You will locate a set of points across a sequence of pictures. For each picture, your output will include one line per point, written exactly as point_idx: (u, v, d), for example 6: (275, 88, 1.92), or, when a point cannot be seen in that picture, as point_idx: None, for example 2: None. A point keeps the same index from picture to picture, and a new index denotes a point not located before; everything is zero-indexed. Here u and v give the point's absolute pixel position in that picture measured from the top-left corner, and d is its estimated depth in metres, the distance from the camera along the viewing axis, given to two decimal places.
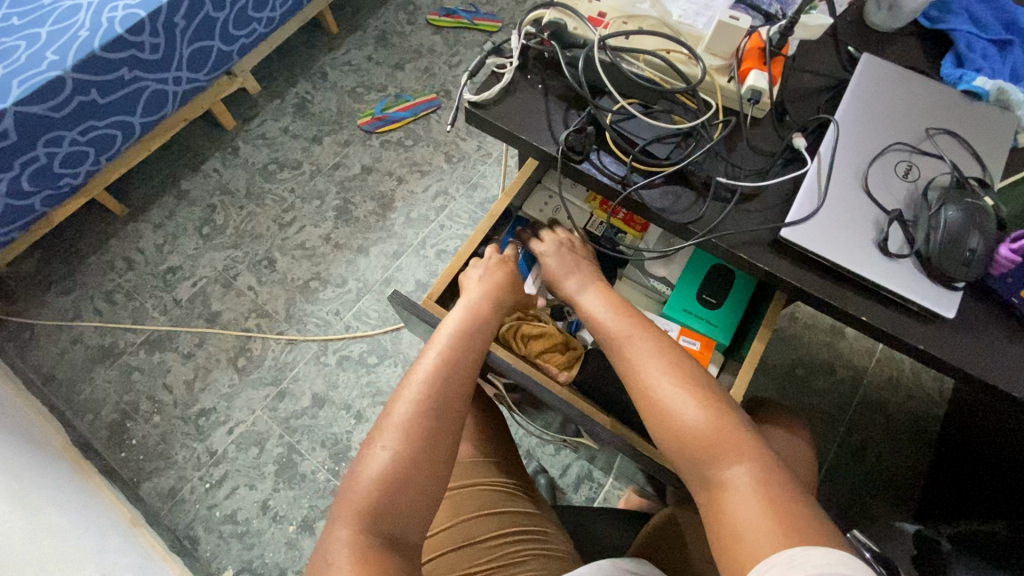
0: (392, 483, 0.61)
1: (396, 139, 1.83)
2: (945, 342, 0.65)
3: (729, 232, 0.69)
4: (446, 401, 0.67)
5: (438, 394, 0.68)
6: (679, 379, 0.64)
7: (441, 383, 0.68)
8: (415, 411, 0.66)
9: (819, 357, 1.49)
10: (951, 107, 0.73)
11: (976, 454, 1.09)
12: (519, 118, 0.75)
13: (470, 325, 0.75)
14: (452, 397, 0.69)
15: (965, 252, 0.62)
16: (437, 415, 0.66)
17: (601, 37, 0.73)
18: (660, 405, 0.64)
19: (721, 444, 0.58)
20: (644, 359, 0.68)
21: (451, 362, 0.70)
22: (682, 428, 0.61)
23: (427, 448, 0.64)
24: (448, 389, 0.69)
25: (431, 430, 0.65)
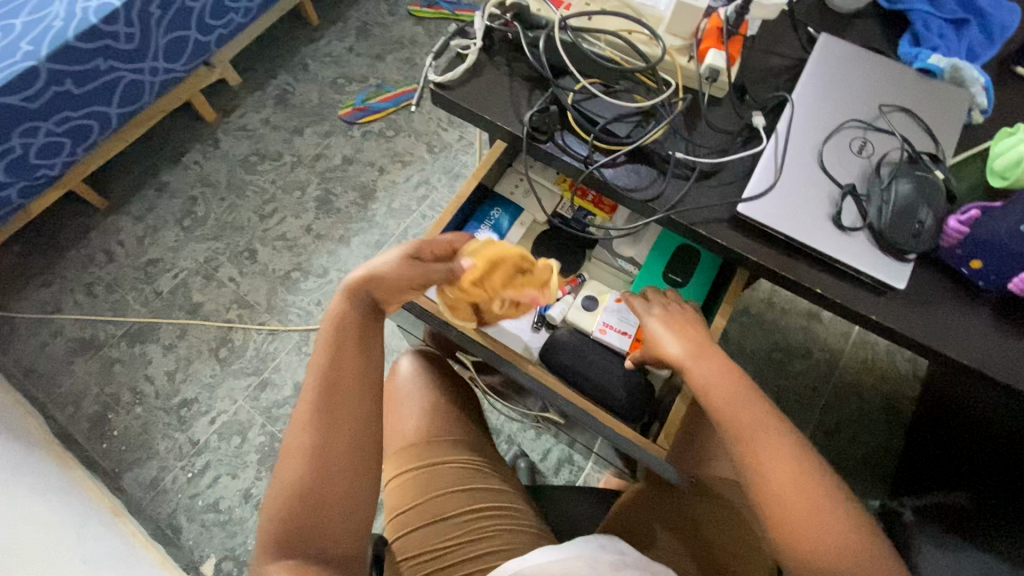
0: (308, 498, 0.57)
1: (377, 130, 1.83)
2: (896, 312, 0.66)
3: (689, 209, 0.71)
4: (341, 396, 0.61)
5: (338, 364, 0.62)
6: (806, 490, 0.61)
7: (343, 382, 0.62)
8: (310, 395, 0.61)
9: (795, 341, 1.51)
10: (906, 84, 0.74)
11: (950, 432, 1.11)
12: (483, 99, 0.76)
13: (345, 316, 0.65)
14: (348, 355, 0.63)
15: (915, 223, 0.64)
16: (337, 382, 0.62)
17: (562, 17, 0.74)
18: (793, 517, 0.60)
19: (850, 561, 0.58)
20: (764, 453, 0.63)
21: (344, 325, 0.64)
22: (818, 546, 0.59)
23: (333, 449, 0.59)
24: (345, 356, 0.63)
25: (334, 401, 0.61)
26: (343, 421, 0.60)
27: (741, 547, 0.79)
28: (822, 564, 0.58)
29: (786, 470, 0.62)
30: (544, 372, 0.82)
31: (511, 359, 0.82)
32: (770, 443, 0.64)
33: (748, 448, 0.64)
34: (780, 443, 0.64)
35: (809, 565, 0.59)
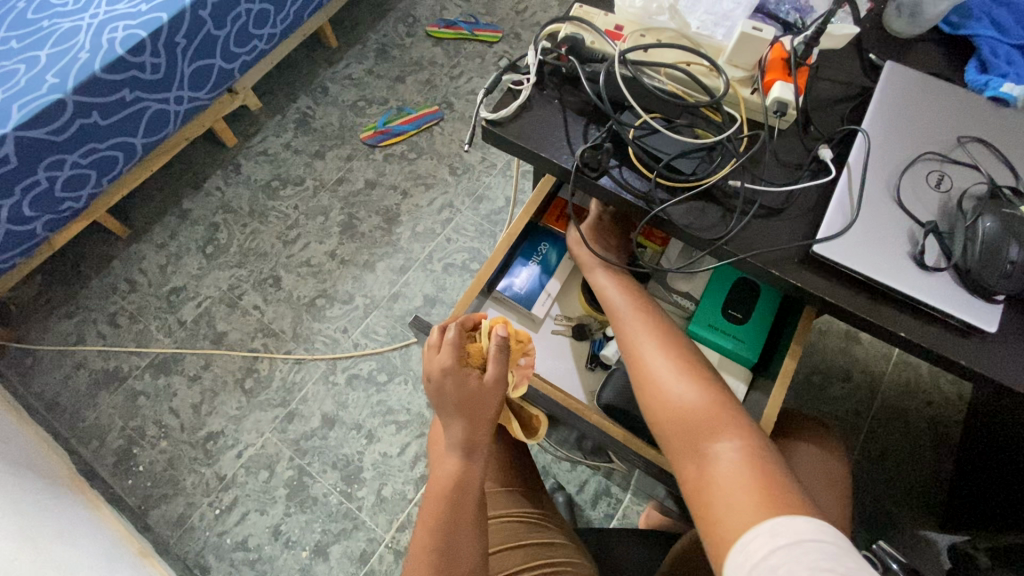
0: None
1: (399, 153, 1.82)
2: (985, 357, 0.63)
3: (761, 249, 0.67)
4: (458, 503, 0.69)
5: (451, 529, 0.67)
6: (675, 372, 0.67)
7: (463, 489, 0.70)
8: (430, 538, 0.67)
9: (835, 363, 1.46)
10: (979, 115, 0.71)
11: (1006, 463, 1.07)
12: (538, 134, 0.74)
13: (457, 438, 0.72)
14: (467, 513, 0.69)
15: (1005, 263, 0.60)
16: (455, 534, 0.67)
17: (621, 51, 0.71)
18: (661, 386, 0.67)
19: (711, 419, 0.62)
20: (644, 343, 0.72)
21: (463, 486, 0.70)
22: (674, 408, 0.64)
23: (452, 545, 0.66)
24: (461, 517, 0.68)
25: (452, 551, 0.66)
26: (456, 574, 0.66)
27: None
28: (686, 432, 0.63)
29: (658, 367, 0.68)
30: (608, 421, 0.77)
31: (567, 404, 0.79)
32: (645, 334, 0.72)
33: (625, 334, 0.73)
34: (658, 336, 0.72)
35: (678, 445, 0.63)
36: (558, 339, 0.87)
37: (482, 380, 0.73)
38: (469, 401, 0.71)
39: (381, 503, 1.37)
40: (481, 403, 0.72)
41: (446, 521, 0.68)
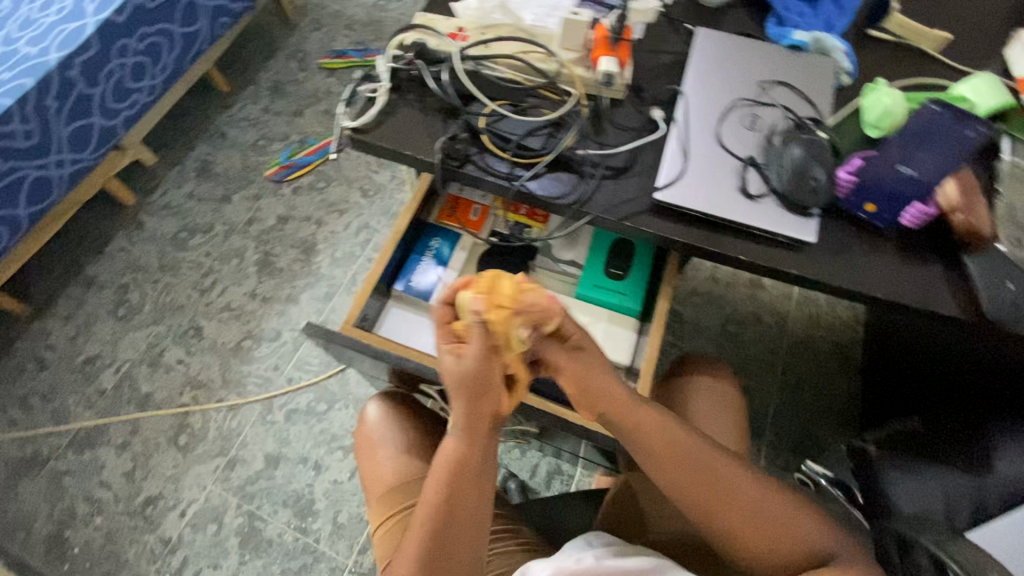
0: None
1: (307, 184, 1.83)
2: (809, 265, 0.71)
3: (614, 206, 0.75)
4: (458, 495, 0.60)
5: (449, 519, 0.59)
6: (727, 473, 0.65)
7: (464, 477, 0.60)
8: (428, 534, 0.58)
9: (745, 310, 1.57)
10: (779, 63, 0.81)
11: (904, 370, 1.20)
12: (400, 136, 0.78)
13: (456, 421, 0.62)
14: (462, 506, 0.60)
15: (811, 181, 0.70)
16: (450, 533, 0.59)
17: (460, 49, 0.78)
18: (734, 491, 0.64)
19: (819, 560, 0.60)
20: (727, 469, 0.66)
21: (462, 467, 0.60)
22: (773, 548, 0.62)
23: (448, 540, 0.58)
24: (460, 507, 0.60)
25: (450, 547, 0.58)
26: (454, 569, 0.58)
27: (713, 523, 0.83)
28: (768, 526, 0.62)
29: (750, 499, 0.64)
30: None
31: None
32: (689, 444, 0.67)
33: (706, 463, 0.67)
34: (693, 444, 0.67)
35: (763, 544, 0.62)
36: None
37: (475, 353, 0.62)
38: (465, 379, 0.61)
39: (338, 530, 1.35)
40: (478, 382, 0.62)
41: (435, 520, 0.59)
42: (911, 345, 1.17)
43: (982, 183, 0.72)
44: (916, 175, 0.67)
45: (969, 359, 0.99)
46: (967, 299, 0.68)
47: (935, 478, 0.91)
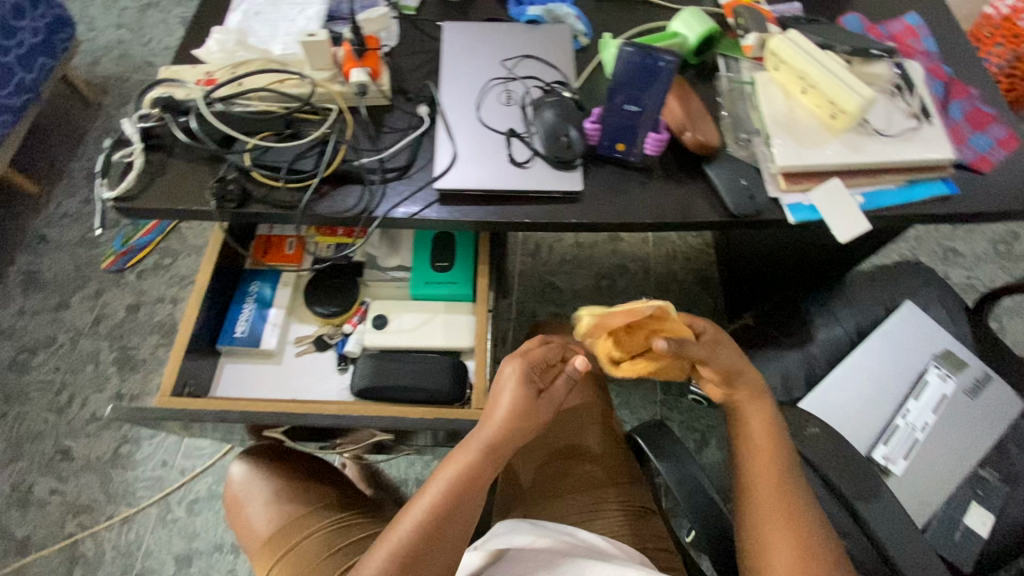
0: (425, 530, 0.62)
1: (154, 264, 1.71)
2: (585, 211, 0.77)
3: (397, 205, 0.77)
4: (480, 470, 0.65)
5: (465, 489, 0.64)
6: (791, 494, 0.64)
7: (490, 461, 0.66)
8: (444, 490, 0.63)
9: (609, 264, 1.64)
10: (521, 37, 0.87)
11: (748, 275, 1.33)
12: (169, 191, 0.76)
13: (510, 416, 0.67)
14: (455, 516, 0.63)
15: (565, 137, 0.77)
16: (442, 524, 0.62)
17: (207, 93, 0.77)
18: (775, 478, 0.65)
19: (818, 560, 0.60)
20: (775, 474, 0.65)
21: (499, 447, 0.66)
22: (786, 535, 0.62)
23: (455, 501, 0.63)
24: (478, 478, 0.65)
25: (455, 508, 0.63)
26: (452, 529, 0.63)
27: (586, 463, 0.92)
28: (791, 539, 0.61)
29: (778, 489, 0.65)
30: (350, 405, 0.79)
31: (305, 410, 0.77)
32: (759, 438, 0.67)
33: (757, 459, 0.67)
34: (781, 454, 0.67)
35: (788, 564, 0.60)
36: (303, 359, 0.88)
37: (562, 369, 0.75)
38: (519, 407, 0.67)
39: None
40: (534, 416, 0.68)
41: (436, 510, 0.63)
42: (747, 253, 1.33)
43: (707, 101, 0.82)
44: (641, 108, 0.75)
45: (800, 247, 1.19)
46: (717, 201, 0.76)
47: (778, 360, 1.00)
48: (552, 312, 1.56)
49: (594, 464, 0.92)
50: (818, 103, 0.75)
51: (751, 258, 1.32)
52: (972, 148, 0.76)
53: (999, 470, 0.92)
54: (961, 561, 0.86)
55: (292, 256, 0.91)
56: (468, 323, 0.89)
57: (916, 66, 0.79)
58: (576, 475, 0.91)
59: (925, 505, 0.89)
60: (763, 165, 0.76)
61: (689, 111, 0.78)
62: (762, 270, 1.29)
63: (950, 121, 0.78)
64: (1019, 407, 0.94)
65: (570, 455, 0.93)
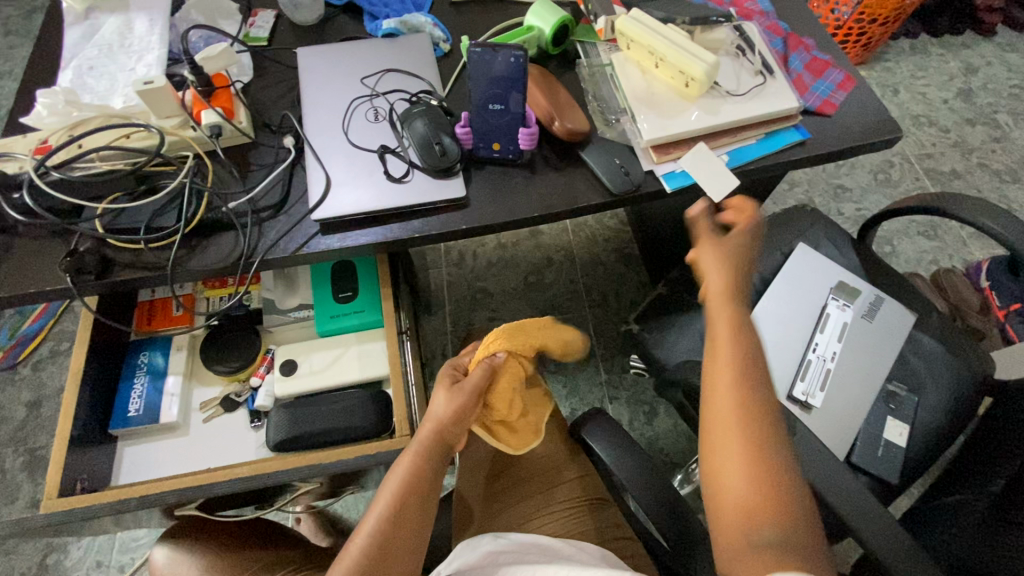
0: (378, 534, 0.57)
1: (51, 352, 1.47)
2: (474, 216, 0.76)
3: (277, 243, 0.73)
4: (426, 463, 0.62)
5: (415, 481, 0.60)
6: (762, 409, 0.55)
7: (433, 453, 0.62)
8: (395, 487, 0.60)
9: (534, 258, 1.62)
10: (380, 52, 0.86)
11: (667, 240, 1.35)
12: (17, 274, 0.69)
13: (449, 403, 0.64)
14: (408, 510, 0.59)
15: (437, 145, 0.76)
16: (397, 528, 0.57)
17: (38, 161, 0.71)
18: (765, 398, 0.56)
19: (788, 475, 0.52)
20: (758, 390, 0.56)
21: (440, 435, 0.63)
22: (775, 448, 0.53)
23: (404, 494, 0.59)
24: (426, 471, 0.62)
25: (403, 505, 0.59)
26: (402, 525, 0.58)
27: (535, 468, 0.86)
28: (748, 445, 0.52)
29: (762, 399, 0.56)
30: (266, 461, 0.74)
31: (217, 478, 0.72)
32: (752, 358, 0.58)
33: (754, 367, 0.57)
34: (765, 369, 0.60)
35: (746, 515, 0.50)
36: (212, 424, 0.83)
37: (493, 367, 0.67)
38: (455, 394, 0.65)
39: None
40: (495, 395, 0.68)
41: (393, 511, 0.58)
42: (659, 224, 1.34)
43: (573, 88, 0.83)
44: (505, 106, 0.75)
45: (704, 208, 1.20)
46: (598, 183, 0.78)
47: (696, 321, 1.03)
48: (488, 317, 1.54)
49: (540, 465, 0.87)
50: (671, 75, 0.78)
51: (664, 226, 1.33)
52: (816, 94, 0.81)
53: (905, 381, 0.99)
54: (887, 474, 0.92)
55: (184, 317, 0.86)
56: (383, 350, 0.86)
57: (753, 26, 0.83)
58: (525, 479, 0.86)
59: (847, 429, 0.94)
60: (633, 142, 0.78)
61: (555, 100, 0.79)
62: (677, 236, 1.31)
63: (793, 72, 0.83)
64: (911, 319, 1.02)
65: (517, 462, 0.87)
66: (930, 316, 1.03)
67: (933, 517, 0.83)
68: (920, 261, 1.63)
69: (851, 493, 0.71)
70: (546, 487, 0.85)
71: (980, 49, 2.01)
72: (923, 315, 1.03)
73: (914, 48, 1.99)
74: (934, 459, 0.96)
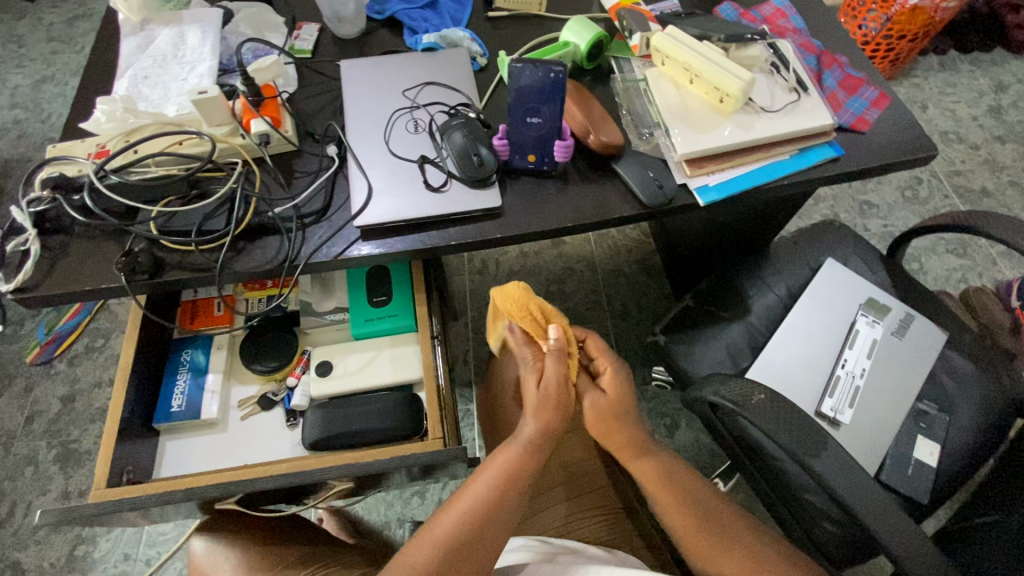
0: (470, 525, 0.61)
1: (86, 348, 1.51)
2: (509, 225, 0.78)
3: (320, 248, 0.76)
4: (524, 465, 0.65)
5: (512, 480, 0.64)
6: (705, 511, 0.67)
7: (530, 458, 0.66)
8: (492, 485, 0.64)
9: (556, 268, 1.63)
10: (420, 65, 0.89)
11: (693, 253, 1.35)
12: (75, 272, 0.73)
13: (550, 412, 0.66)
14: (501, 505, 0.63)
15: (476, 156, 0.78)
16: (481, 526, 0.62)
17: (98, 165, 0.75)
18: (704, 503, 0.68)
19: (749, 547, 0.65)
20: (692, 488, 0.69)
21: (541, 442, 0.66)
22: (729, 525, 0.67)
23: (500, 490, 0.64)
24: (522, 473, 0.65)
25: (497, 499, 0.63)
26: (492, 516, 0.63)
27: (562, 474, 0.88)
28: (715, 546, 0.65)
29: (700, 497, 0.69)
30: (304, 460, 0.77)
31: (257, 475, 0.75)
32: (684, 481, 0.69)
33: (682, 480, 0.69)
34: (697, 485, 0.70)
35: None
36: (250, 421, 0.86)
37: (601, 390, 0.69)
38: (542, 397, 0.66)
39: None
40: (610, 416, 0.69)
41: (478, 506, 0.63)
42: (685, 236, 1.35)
43: (607, 102, 0.85)
44: (543, 119, 0.77)
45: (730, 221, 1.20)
46: (632, 195, 0.79)
47: (721, 334, 1.03)
48: None
49: (566, 471, 0.88)
50: (706, 90, 0.79)
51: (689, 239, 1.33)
52: (850, 111, 0.82)
53: (935, 400, 0.98)
54: (917, 493, 0.91)
55: (224, 317, 0.89)
56: (415, 354, 0.88)
57: (788, 44, 0.85)
58: (559, 484, 0.87)
59: (876, 447, 0.93)
60: (668, 156, 0.80)
61: (591, 114, 0.80)
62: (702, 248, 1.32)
63: (826, 89, 0.84)
64: (942, 336, 1.01)
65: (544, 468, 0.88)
66: (962, 335, 1.02)
67: (965, 536, 0.82)
68: (948, 280, 1.61)
69: (885, 513, 0.71)
70: (574, 493, 0.86)
71: (1011, 67, 1.99)
72: (954, 334, 1.02)
73: (942, 64, 1.98)
74: (965, 480, 0.94)
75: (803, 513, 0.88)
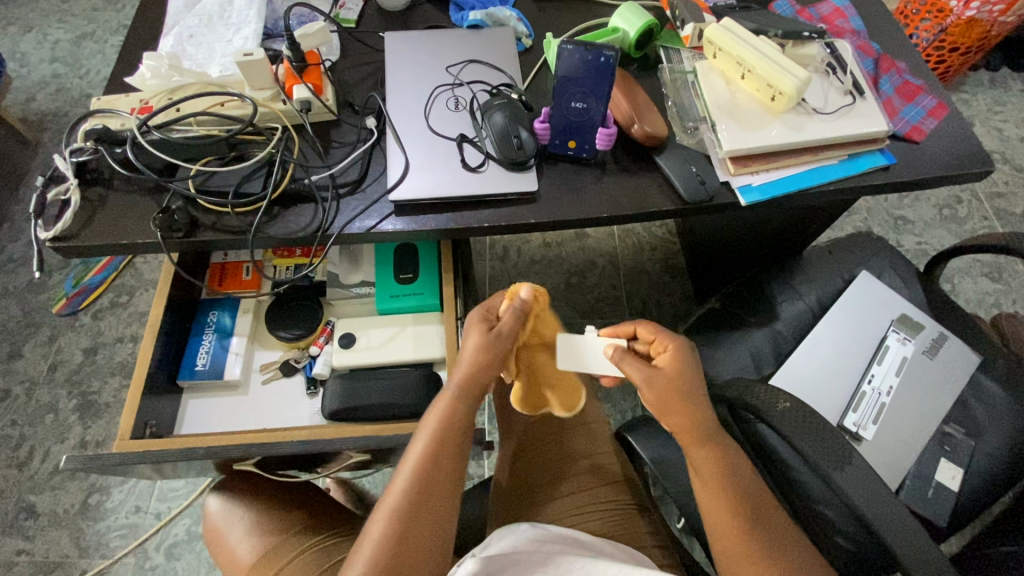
0: (418, 488, 0.58)
1: (110, 304, 1.54)
2: (544, 211, 0.77)
3: (353, 219, 0.75)
4: (459, 419, 0.62)
5: (446, 435, 0.61)
6: (746, 491, 0.64)
7: (462, 411, 0.63)
8: (431, 442, 0.61)
9: (578, 260, 1.62)
10: (465, 42, 0.87)
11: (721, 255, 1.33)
12: (113, 225, 0.73)
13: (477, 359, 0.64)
14: (443, 461, 0.60)
15: (515, 139, 0.76)
16: (428, 489, 0.59)
17: (141, 120, 0.75)
18: (745, 481, 0.65)
19: (781, 528, 0.63)
20: (731, 457, 0.65)
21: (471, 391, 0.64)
22: (765, 503, 0.64)
23: (436, 447, 0.61)
24: (456, 425, 0.62)
25: (436, 458, 0.60)
26: (434, 475, 0.59)
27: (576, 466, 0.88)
28: (747, 523, 0.62)
29: (738, 468, 0.65)
30: (323, 428, 0.77)
31: (276, 439, 0.76)
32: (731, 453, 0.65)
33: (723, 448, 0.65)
34: (753, 480, 0.65)
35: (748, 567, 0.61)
36: (271, 386, 0.87)
37: (658, 368, 0.66)
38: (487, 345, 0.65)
39: None
40: (684, 386, 0.65)
41: (420, 476, 0.59)
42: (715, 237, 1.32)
43: (653, 93, 0.83)
44: (587, 105, 0.76)
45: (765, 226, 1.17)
46: (671, 189, 0.77)
47: (745, 339, 1.02)
48: None
49: (582, 462, 0.88)
50: (758, 87, 0.77)
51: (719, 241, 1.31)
52: (906, 119, 0.79)
53: (963, 424, 0.95)
54: (935, 515, 0.90)
55: (252, 281, 0.90)
56: (436, 333, 0.88)
57: (846, 44, 0.82)
58: (573, 475, 0.87)
59: (898, 466, 0.91)
60: (711, 152, 0.78)
61: (636, 103, 0.79)
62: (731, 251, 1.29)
63: (883, 94, 0.81)
64: (975, 360, 0.98)
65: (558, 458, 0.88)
66: (996, 361, 0.99)
67: (984, 564, 0.79)
68: (980, 304, 1.56)
69: (907, 535, 0.69)
70: (587, 485, 0.85)
71: None
72: (988, 359, 0.99)
73: (993, 81, 1.91)
74: (988, 507, 0.92)
75: (817, 526, 0.86)
